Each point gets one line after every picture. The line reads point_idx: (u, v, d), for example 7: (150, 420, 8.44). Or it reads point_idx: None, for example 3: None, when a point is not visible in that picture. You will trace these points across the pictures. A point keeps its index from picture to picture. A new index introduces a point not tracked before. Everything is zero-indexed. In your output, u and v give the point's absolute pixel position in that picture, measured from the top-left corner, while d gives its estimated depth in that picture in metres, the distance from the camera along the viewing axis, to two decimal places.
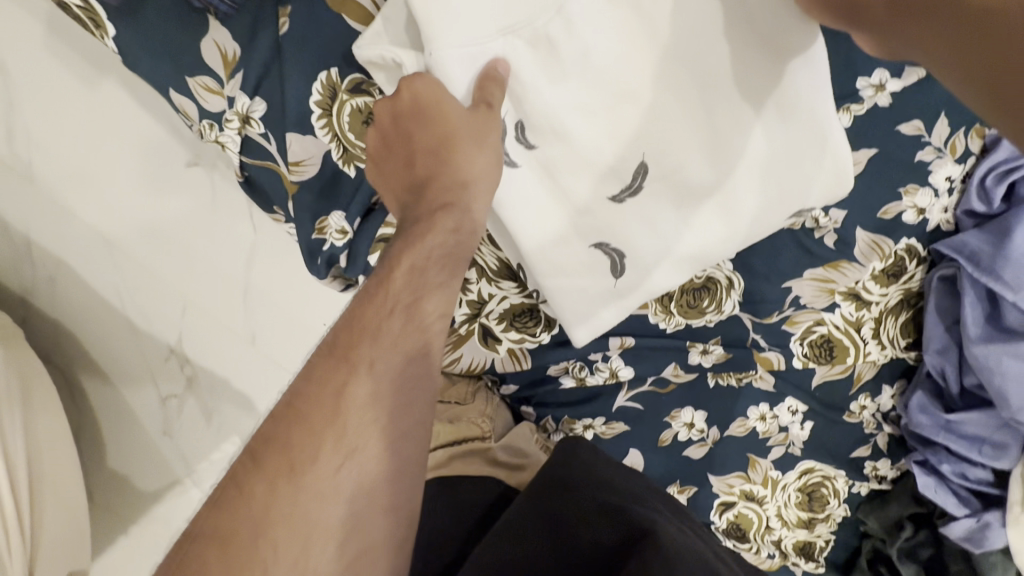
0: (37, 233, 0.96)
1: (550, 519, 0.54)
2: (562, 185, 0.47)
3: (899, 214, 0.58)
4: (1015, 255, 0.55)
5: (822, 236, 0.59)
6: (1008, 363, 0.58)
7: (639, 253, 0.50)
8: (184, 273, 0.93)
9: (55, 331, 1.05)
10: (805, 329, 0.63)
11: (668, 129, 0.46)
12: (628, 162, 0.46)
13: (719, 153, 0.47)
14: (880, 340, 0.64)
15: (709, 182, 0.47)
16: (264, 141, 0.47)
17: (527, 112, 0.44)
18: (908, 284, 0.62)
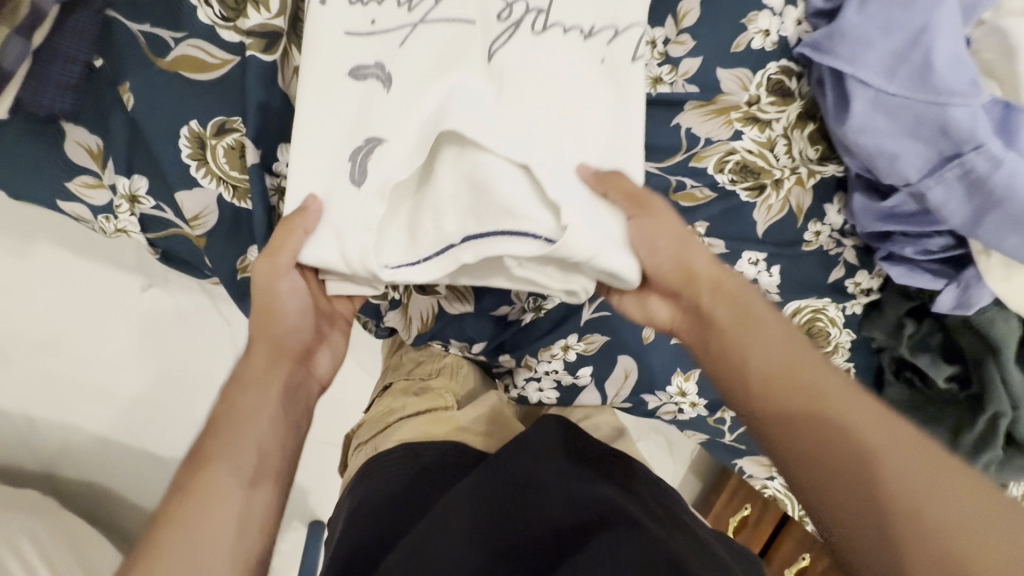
0: (76, 402, 1.12)
1: (508, 481, 0.53)
2: (397, 99, 0.50)
3: (749, 44, 0.61)
4: (845, 32, 0.56)
5: (677, 88, 0.62)
6: (863, 140, 0.57)
7: (380, 168, 0.48)
8: (191, 388, 1.17)
9: (114, 485, 1.18)
10: (718, 161, 0.64)
11: (433, 58, 0.52)
12: (478, 91, 0.51)
13: (466, 61, 0.52)
14: (793, 154, 0.66)
15: (458, 79, 0.51)
16: (159, 210, 0.51)
17: (389, 26, 0.52)
18: (799, 99, 0.64)
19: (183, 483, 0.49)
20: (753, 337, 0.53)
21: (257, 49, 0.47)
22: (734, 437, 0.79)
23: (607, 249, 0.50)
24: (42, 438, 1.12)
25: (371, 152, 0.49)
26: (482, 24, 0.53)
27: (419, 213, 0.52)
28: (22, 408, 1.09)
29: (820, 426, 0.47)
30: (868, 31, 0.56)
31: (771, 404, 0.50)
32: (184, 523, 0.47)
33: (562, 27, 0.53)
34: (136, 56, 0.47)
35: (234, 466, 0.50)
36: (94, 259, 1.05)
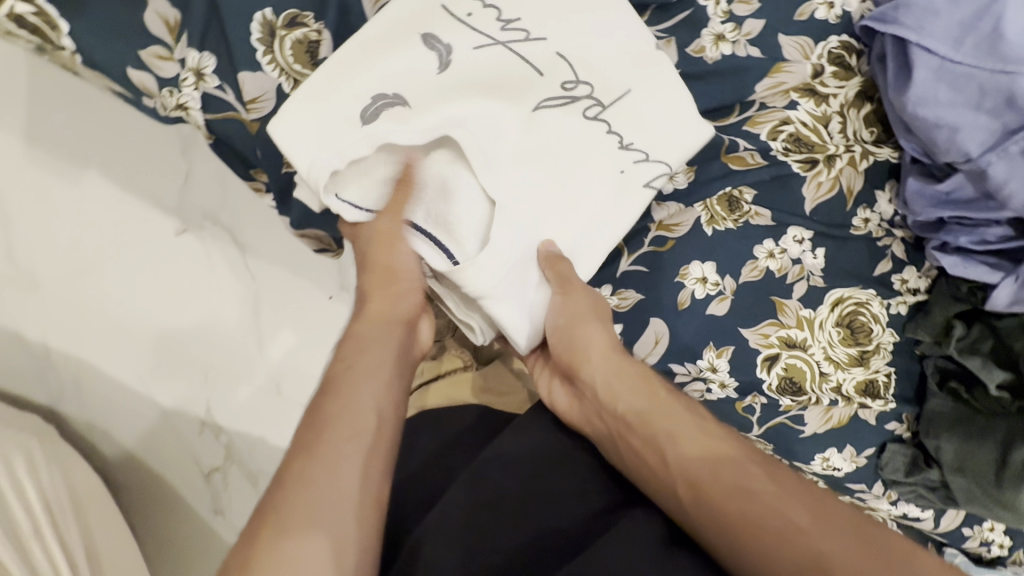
0: (92, 335, 1.12)
1: (539, 454, 0.63)
2: (433, 83, 0.53)
3: (813, 14, 0.61)
4: (910, 4, 0.57)
5: (737, 50, 0.60)
6: (923, 112, 0.56)
7: (380, 127, 0.51)
8: (205, 338, 1.14)
9: (112, 427, 1.16)
10: (772, 129, 0.64)
11: (491, 79, 0.54)
12: (511, 138, 0.55)
13: (515, 98, 0.55)
14: (847, 133, 0.66)
15: (495, 108, 0.54)
16: (221, 92, 0.53)
17: (478, 24, 0.54)
18: (857, 77, 0.64)
19: (301, 470, 0.47)
20: (634, 393, 0.58)
21: None
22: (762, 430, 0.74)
23: (503, 301, 0.56)
24: (55, 368, 1.13)
25: (389, 108, 0.52)
26: (545, 81, 0.55)
27: (383, 177, 0.56)
28: (42, 333, 1.11)
29: (711, 483, 0.52)
30: (936, 1, 0.56)
31: (664, 475, 0.56)
32: (314, 526, 0.45)
33: (608, 126, 0.57)
34: None
35: (359, 462, 0.49)
36: (137, 195, 1.07)
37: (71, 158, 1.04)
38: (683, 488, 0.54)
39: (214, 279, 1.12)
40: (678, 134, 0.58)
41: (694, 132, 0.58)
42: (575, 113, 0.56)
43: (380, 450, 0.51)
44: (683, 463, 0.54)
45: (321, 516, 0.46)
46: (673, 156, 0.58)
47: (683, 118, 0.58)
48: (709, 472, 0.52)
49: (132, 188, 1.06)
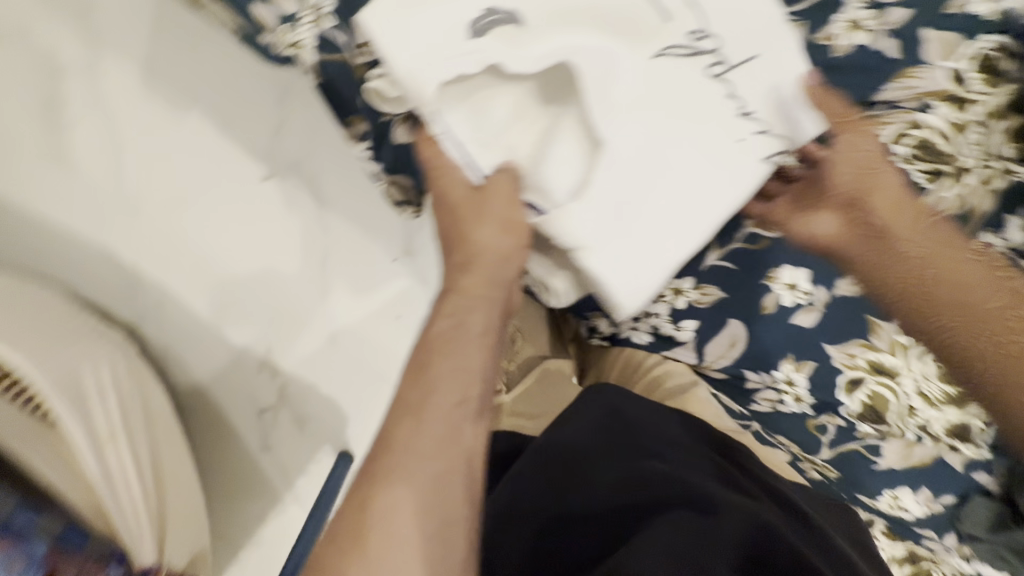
0: (177, 266, 1.20)
1: (580, 453, 0.70)
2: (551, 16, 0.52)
3: (967, 8, 0.54)
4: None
5: (874, 41, 0.55)
6: None
7: (484, 47, 0.51)
8: (277, 283, 1.19)
9: (183, 353, 1.25)
10: (896, 133, 0.58)
11: (605, 20, 0.52)
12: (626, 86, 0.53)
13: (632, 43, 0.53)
14: (982, 147, 0.59)
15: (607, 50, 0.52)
16: (335, 33, 0.54)
17: None
18: (1010, 83, 0.56)
19: (389, 450, 0.50)
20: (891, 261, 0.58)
21: None
22: (831, 452, 0.71)
23: (603, 255, 0.55)
24: (142, 291, 1.22)
25: (499, 25, 0.51)
26: (671, 28, 0.53)
27: (489, 109, 0.55)
28: (135, 258, 1.20)
29: (962, 310, 0.56)
30: None
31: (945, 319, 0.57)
32: (394, 497, 0.48)
33: (728, 88, 0.54)
34: None
35: (441, 439, 0.51)
36: (232, 139, 1.12)
37: (179, 97, 1.10)
38: (969, 338, 0.56)
39: (291, 227, 1.17)
40: (785, 120, 0.55)
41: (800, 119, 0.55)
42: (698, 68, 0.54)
43: (476, 430, 0.54)
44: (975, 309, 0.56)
45: (424, 511, 0.49)
46: (773, 138, 0.56)
47: (796, 105, 0.55)
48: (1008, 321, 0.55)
49: (228, 131, 1.12)
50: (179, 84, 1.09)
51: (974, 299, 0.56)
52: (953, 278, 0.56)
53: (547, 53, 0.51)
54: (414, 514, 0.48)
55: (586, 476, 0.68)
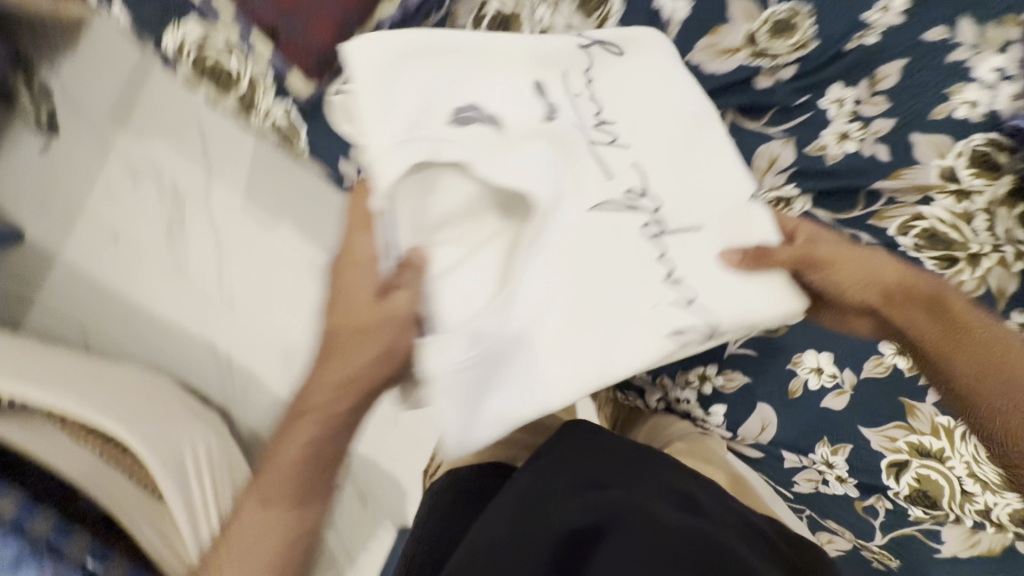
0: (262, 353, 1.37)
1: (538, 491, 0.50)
2: (501, 115, 0.49)
3: (952, 112, 0.61)
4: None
5: (864, 147, 0.61)
6: None
7: (442, 135, 0.46)
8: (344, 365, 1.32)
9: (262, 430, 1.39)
10: (901, 224, 0.62)
11: (558, 142, 0.49)
12: (521, 166, 0.46)
13: (580, 164, 0.50)
14: (995, 232, 0.62)
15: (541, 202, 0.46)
16: None
17: (585, 100, 0.53)
18: (1009, 175, 0.61)
19: (248, 500, 0.50)
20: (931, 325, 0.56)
21: None
22: (884, 537, 0.68)
23: (465, 424, 0.43)
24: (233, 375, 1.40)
25: (464, 113, 0.48)
26: (618, 124, 0.53)
27: (432, 186, 0.47)
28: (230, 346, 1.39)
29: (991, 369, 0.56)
30: None
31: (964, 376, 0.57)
32: (242, 523, 0.50)
33: (651, 218, 0.50)
34: None
35: (296, 487, 0.49)
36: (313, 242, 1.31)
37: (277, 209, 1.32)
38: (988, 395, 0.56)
39: None
40: (752, 291, 0.49)
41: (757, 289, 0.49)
42: (614, 181, 0.50)
43: (316, 467, 0.49)
44: (1001, 378, 0.56)
45: (282, 530, 0.49)
46: (695, 303, 0.48)
47: (739, 280, 0.49)
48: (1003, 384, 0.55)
49: (311, 235, 1.31)
50: (278, 199, 1.31)
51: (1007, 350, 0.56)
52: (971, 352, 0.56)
53: (421, 147, 0.45)
54: (263, 541, 0.49)
55: (555, 500, 0.48)
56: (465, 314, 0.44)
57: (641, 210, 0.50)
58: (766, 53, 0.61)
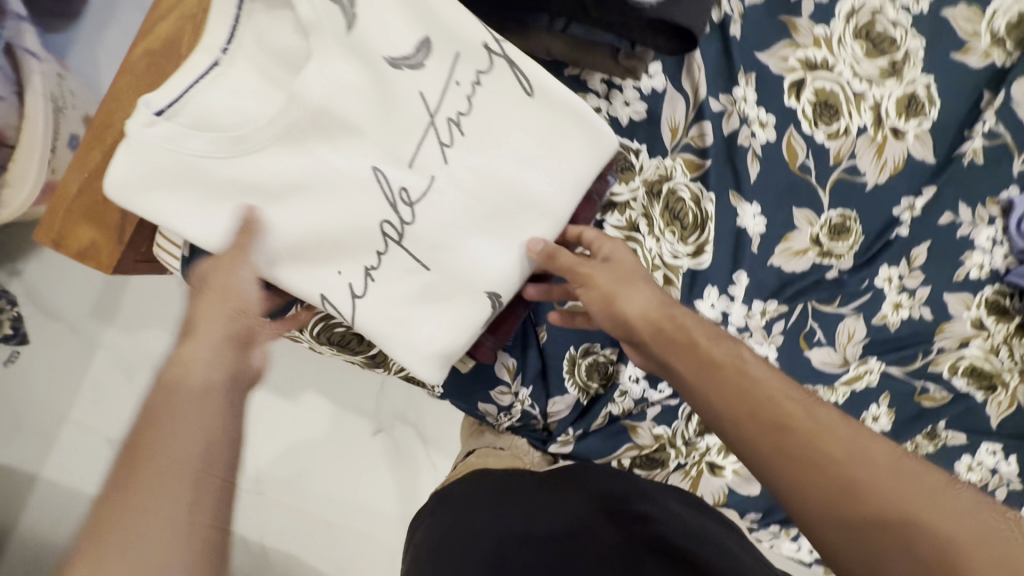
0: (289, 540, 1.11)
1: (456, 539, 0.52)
2: (363, 49, 0.46)
3: (967, 274, 0.76)
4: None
5: (913, 311, 0.75)
6: None
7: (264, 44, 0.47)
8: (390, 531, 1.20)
9: None
10: (951, 365, 0.76)
11: (385, 29, 0.47)
12: (270, 164, 0.46)
13: (397, 117, 0.48)
14: (1016, 359, 0.78)
15: (378, 91, 0.47)
16: (532, 408, 0.67)
17: (467, 47, 0.48)
18: (1015, 314, 0.77)
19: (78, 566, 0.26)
20: (796, 447, 0.40)
21: None
22: None
23: (132, 187, 0.44)
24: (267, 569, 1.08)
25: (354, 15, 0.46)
26: (461, 144, 0.49)
27: (272, 40, 0.47)
28: (261, 534, 1.09)
29: (864, 503, 0.37)
30: None
31: (846, 524, 0.37)
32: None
33: (444, 139, 0.49)
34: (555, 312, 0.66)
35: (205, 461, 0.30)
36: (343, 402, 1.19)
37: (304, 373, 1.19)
38: (924, 555, 0.35)
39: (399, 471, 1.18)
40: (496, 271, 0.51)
41: (473, 326, 0.51)
42: (406, 171, 0.49)
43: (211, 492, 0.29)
44: (880, 511, 0.37)
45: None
46: (435, 280, 0.50)
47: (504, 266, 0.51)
48: (939, 538, 0.35)
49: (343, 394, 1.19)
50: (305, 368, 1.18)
51: (875, 470, 0.38)
52: (846, 475, 0.38)
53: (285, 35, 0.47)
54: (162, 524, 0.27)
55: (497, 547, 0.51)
56: (217, 197, 0.46)
57: (394, 209, 0.49)
58: (828, 250, 0.73)
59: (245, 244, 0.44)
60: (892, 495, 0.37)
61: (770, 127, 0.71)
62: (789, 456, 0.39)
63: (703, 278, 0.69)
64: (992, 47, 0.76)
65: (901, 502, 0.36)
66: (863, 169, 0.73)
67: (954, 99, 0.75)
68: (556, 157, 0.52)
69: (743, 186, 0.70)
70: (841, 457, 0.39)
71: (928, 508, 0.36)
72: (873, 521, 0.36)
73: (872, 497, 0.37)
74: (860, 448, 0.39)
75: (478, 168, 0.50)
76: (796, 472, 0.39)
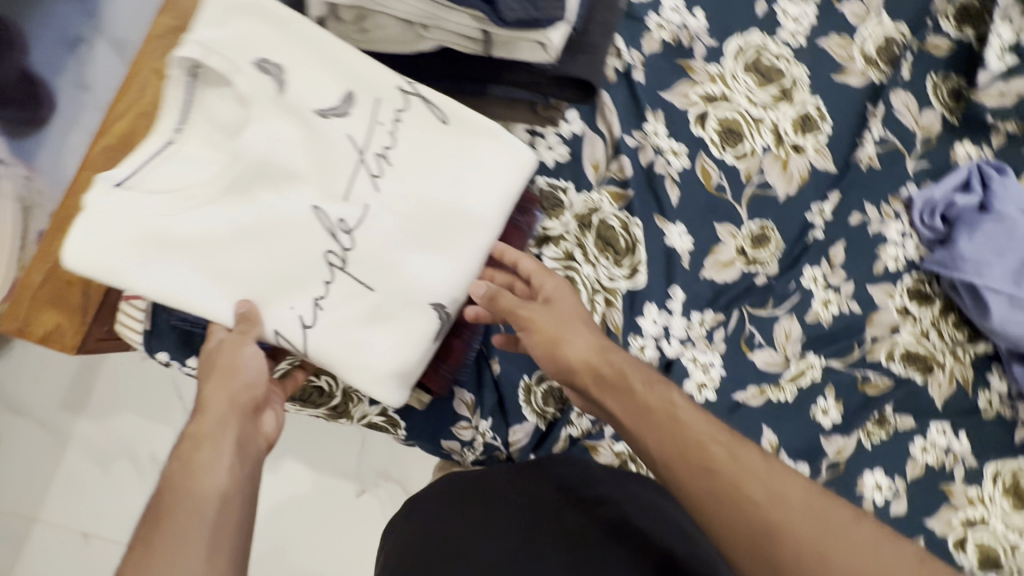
0: None
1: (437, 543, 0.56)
2: (295, 107, 0.51)
3: (886, 266, 0.82)
4: (966, 255, 0.78)
5: (843, 307, 0.80)
6: (1011, 328, 0.76)
7: (209, 114, 0.52)
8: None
9: None
10: (888, 353, 0.80)
11: (306, 84, 0.51)
12: (217, 219, 0.50)
13: (330, 160, 0.52)
14: (945, 340, 0.83)
15: (307, 142, 0.52)
16: (494, 439, 0.69)
17: (386, 93, 0.53)
18: (936, 298, 0.83)
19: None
20: (706, 474, 0.46)
21: None
22: None
23: (87, 248, 0.48)
24: None
25: (280, 77, 0.51)
26: (391, 177, 0.53)
27: (215, 113, 0.52)
28: None
29: (757, 524, 0.44)
30: (984, 254, 0.77)
31: (742, 538, 0.44)
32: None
33: (375, 172, 0.53)
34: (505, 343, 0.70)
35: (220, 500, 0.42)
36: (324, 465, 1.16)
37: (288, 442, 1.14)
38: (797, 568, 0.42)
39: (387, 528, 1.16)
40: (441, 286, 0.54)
41: (424, 340, 0.54)
42: (342, 206, 0.52)
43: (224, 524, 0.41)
44: (770, 530, 0.43)
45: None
46: (380, 302, 0.53)
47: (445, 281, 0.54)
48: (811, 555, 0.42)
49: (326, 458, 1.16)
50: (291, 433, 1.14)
51: (771, 500, 0.45)
52: (745, 499, 0.45)
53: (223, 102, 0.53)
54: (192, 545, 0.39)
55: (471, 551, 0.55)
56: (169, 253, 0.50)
57: (334, 240, 0.52)
58: (752, 259, 0.79)
59: (246, 331, 0.51)
60: (780, 519, 0.44)
61: (682, 154, 0.79)
62: (709, 493, 0.45)
63: (642, 297, 0.75)
64: (867, 67, 0.86)
65: (784, 525, 0.43)
66: (773, 182, 0.81)
67: (843, 113, 0.84)
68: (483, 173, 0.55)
69: (665, 209, 0.77)
70: (744, 486, 0.45)
71: (808, 532, 0.43)
72: (764, 538, 0.43)
73: (762, 518, 0.44)
74: (759, 476, 0.46)
75: (409, 197, 0.53)
76: (705, 493, 0.46)
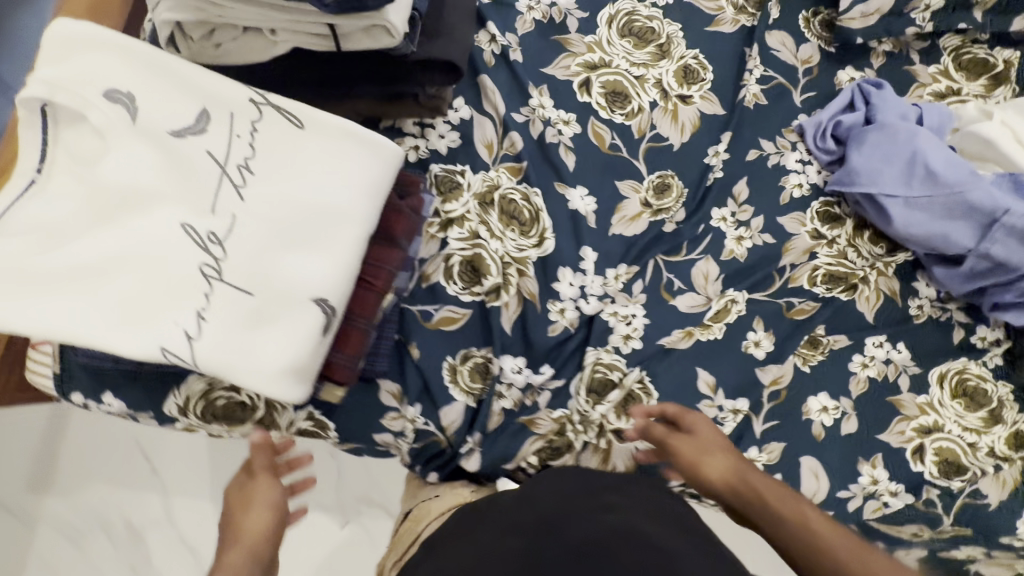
0: None
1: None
2: (150, 131, 0.52)
3: (791, 194, 0.84)
4: (859, 169, 0.80)
5: (756, 241, 0.82)
6: (914, 230, 0.78)
7: (67, 150, 0.53)
8: None
9: None
10: (809, 277, 0.81)
11: (157, 109, 0.53)
12: (85, 249, 0.50)
13: (191, 174, 0.53)
14: (865, 255, 0.84)
15: (166, 161, 0.53)
16: (427, 425, 0.69)
17: (238, 105, 0.55)
18: (847, 217, 0.85)
19: None
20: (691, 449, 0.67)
21: (494, 300, 0.73)
22: (951, 519, 0.75)
23: None
24: None
25: (131, 104, 0.53)
26: (255, 183, 0.54)
27: (74, 148, 0.53)
28: None
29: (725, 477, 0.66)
30: (875, 164, 0.80)
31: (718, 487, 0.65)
32: None
33: (238, 182, 0.54)
34: (422, 328, 0.70)
35: None
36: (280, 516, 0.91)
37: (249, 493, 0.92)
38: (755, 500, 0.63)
39: None
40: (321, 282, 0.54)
41: (312, 335, 0.54)
42: (209, 218, 0.52)
43: None
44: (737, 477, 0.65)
45: None
46: (260, 304, 0.53)
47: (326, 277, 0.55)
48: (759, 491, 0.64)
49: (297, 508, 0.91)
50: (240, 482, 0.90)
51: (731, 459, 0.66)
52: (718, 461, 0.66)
53: (79, 137, 0.54)
54: None
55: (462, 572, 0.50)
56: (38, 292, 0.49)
57: (206, 252, 0.52)
58: (658, 209, 0.81)
59: None
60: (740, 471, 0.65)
61: (572, 122, 0.81)
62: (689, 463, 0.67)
63: (553, 262, 0.75)
64: (738, 15, 0.90)
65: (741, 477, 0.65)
66: (665, 134, 0.83)
67: (722, 60, 0.88)
68: (348, 168, 0.56)
69: (563, 175, 0.79)
70: (713, 454, 0.66)
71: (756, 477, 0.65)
72: (733, 484, 0.65)
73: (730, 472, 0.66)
74: (723, 445, 0.68)
75: (276, 200, 0.54)
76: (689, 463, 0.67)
